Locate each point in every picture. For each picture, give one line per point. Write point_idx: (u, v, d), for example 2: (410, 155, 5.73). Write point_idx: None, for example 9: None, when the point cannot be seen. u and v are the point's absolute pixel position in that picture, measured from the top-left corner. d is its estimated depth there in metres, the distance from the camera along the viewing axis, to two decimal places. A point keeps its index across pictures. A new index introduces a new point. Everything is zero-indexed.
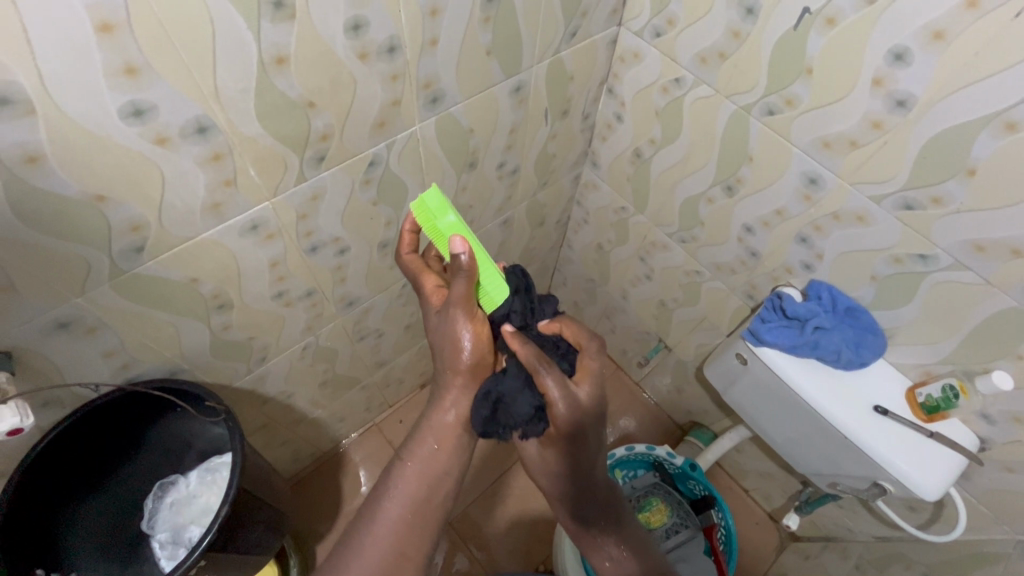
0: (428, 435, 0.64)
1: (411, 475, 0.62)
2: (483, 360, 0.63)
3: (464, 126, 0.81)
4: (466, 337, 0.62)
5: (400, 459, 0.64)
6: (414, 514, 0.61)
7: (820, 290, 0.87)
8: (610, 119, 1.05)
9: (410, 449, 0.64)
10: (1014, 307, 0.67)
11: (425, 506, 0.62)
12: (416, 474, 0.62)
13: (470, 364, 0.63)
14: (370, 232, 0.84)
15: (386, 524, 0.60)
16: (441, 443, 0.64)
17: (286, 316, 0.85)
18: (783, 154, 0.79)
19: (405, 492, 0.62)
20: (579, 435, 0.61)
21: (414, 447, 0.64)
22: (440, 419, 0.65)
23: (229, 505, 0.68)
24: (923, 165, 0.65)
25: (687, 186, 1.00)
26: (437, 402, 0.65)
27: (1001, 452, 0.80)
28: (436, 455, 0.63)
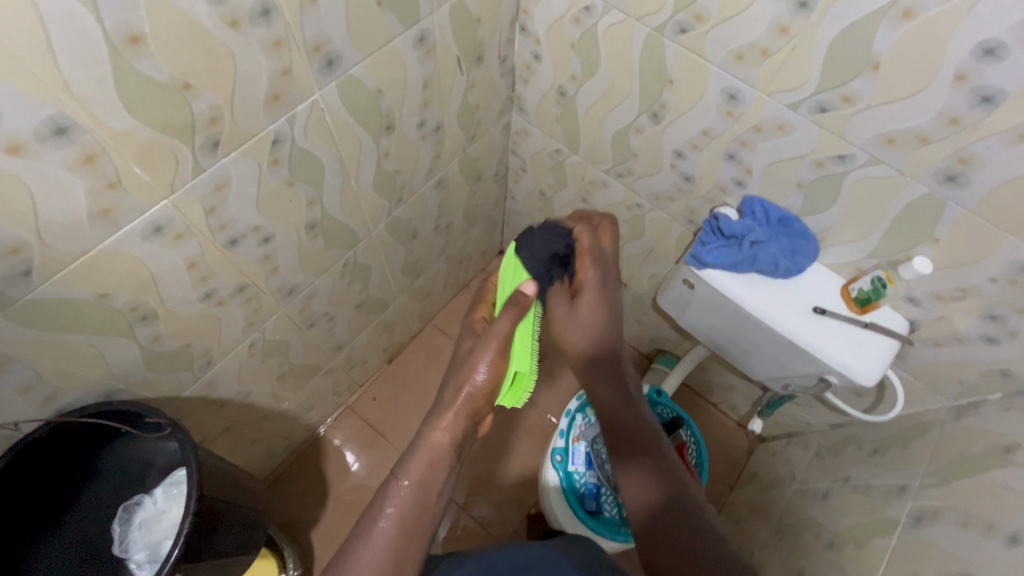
0: (419, 454, 0.61)
1: (403, 486, 0.59)
2: (493, 390, 0.62)
3: (371, 88, 0.76)
4: (482, 372, 0.61)
5: (394, 479, 0.60)
6: (406, 530, 0.58)
7: (750, 203, 0.89)
8: (528, 59, 1.01)
9: (404, 466, 0.61)
10: (927, 193, 0.69)
11: (417, 524, 0.59)
12: (406, 495, 0.59)
13: (483, 392, 0.61)
14: (292, 215, 0.79)
15: (378, 540, 0.56)
16: (434, 465, 0.61)
17: (221, 316, 0.82)
18: (700, 73, 0.78)
19: (394, 505, 0.58)
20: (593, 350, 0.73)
21: (409, 462, 0.61)
22: (433, 439, 0.61)
23: (192, 516, 0.66)
24: (830, 67, 0.65)
25: (615, 120, 0.98)
26: (432, 422, 0.62)
27: (928, 330, 0.86)
28: (421, 481, 0.60)
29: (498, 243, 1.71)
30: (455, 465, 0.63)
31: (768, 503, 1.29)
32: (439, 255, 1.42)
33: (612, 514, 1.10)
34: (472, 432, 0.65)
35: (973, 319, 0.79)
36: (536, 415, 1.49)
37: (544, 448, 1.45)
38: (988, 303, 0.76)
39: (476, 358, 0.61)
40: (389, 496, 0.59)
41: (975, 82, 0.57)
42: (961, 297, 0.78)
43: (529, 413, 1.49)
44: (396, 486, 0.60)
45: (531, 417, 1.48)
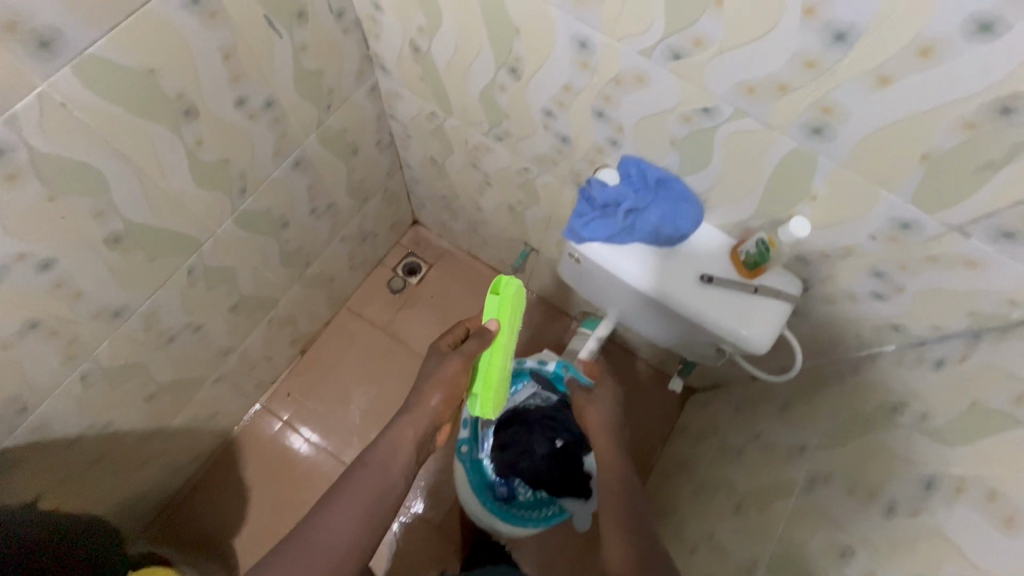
0: (385, 440, 0.77)
1: (369, 468, 0.75)
2: (456, 391, 0.82)
3: (135, 68, 0.61)
4: (451, 372, 0.80)
5: (363, 461, 0.75)
6: (363, 509, 0.71)
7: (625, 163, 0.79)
8: (370, 10, 0.85)
9: (371, 453, 0.76)
10: (796, 147, 0.60)
11: (372, 511, 0.71)
12: (370, 477, 0.74)
13: (448, 391, 0.81)
14: (73, 233, 0.66)
15: (342, 513, 0.69)
16: (401, 454, 0.77)
17: (16, 357, 0.70)
18: (544, 19, 0.65)
19: (353, 492, 0.72)
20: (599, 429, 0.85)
21: (374, 451, 0.76)
22: (404, 428, 0.79)
23: None
24: (672, 6, 0.54)
25: (476, 77, 0.85)
26: (403, 415, 0.80)
27: (820, 288, 0.80)
28: (386, 469, 0.75)
29: (407, 213, 1.58)
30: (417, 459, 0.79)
31: (692, 458, 1.28)
32: (330, 238, 1.29)
33: (527, 497, 1.07)
34: (435, 429, 0.84)
35: (860, 276, 0.73)
36: None
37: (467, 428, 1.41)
38: (872, 261, 0.69)
39: (439, 365, 0.81)
40: (356, 476, 0.74)
41: (826, 17, 0.46)
42: (847, 255, 0.71)
43: None
44: (365, 464, 0.75)
45: None
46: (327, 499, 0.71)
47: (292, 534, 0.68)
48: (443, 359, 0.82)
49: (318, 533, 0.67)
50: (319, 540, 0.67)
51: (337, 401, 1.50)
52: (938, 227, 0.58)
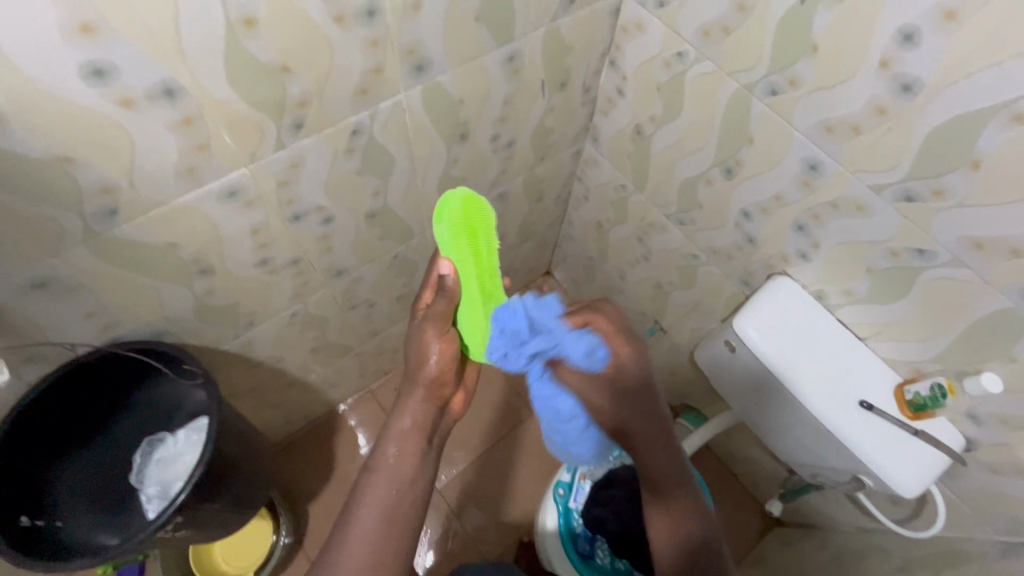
0: (391, 435, 0.67)
1: (378, 471, 0.64)
2: (445, 372, 0.70)
3: (454, 96, 0.78)
4: (436, 350, 0.69)
5: (369, 463, 0.65)
6: (384, 517, 0.62)
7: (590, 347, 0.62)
8: (612, 93, 1.01)
9: (376, 446, 0.67)
10: (1010, 308, 0.64)
11: (395, 517, 0.62)
12: (382, 478, 0.64)
13: (435, 374, 0.69)
14: (355, 202, 0.83)
15: (359, 528, 0.61)
16: (409, 446, 0.66)
17: (271, 283, 0.86)
18: (783, 137, 0.76)
19: (370, 503, 0.62)
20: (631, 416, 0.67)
21: (378, 448, 0.66)
22: (402, 412, 0.68)
23: (204, 466, 0.71)
24: (924, 156, 0.61)
25: (686, 167, 0.96)
26: (397, 408, 0.69)
27: (986, 453, 0.79)
28: (396, 466, 0.65)
29: (546, 264, 1.71)
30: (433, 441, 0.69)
31: None
32: None
33: (604, 562, 1.07)
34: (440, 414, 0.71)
35: None
36: (548, 443, 1.47)
37: (548, 479, 1.43)
38: None
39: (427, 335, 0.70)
40: (370, 480, 0.64)
41: None
42: None
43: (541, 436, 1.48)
44: (373, 468, 0.65)
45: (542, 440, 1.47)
46: (347, 513, 0.62)
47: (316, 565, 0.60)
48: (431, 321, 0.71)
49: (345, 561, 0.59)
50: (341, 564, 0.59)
51: None
52: None
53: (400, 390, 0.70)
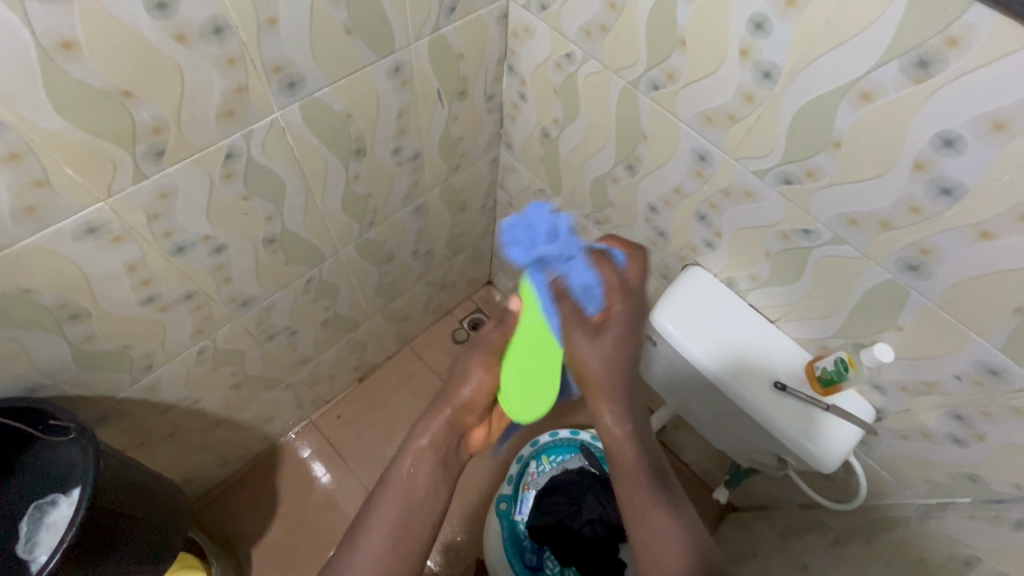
0: (407, 448, 0.68)
1: (392, 490, 0.65)
2: (475, 402, 0.72)
3: (339, 111, 0.76)
4: (473, 378, 0.71)
5: (384, 479, 0.67)
6: (391, 524, 0.62)
7: (591, 283, 0.59)
8: (515, 98, 1.01)
9: (395, 460, 0.68)
10: (889, 279, 0.66)
11: (403, 530, 0.63)
12: (400, 495, 0.65)
13: (465, 403, 0.71)
14: (247, 228, 0.79)
15: (374, 528, 0.62)
16: (422, 465, 0.67)
17: (165, 321, 0.81)
18: (672, 131, 0.77)
19: (386, 510, 0.64)
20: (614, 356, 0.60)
21: (396, 466, 0.67)
22: (424, 439, 0.69)
23: (77, 530, 0.66)
24: (794, 139, 0.63)
25: (593, 167, 0.97)
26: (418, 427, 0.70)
27: (895, 421, 0.81)
28: (416, 484, 0.66)
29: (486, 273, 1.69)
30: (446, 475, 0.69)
31: None
32: (418, 280, 1.40)
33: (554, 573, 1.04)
34: (459, 443, 0.72)
35: (940, 416, 0.74)
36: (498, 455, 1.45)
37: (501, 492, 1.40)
38: (954, 402, 0.71)
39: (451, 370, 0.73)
40: (383, 497, 0.65)
41: (935, 172, 0.53)
42: (927, 391, 0.73)
43: None
44: (386, 485, 0.66)
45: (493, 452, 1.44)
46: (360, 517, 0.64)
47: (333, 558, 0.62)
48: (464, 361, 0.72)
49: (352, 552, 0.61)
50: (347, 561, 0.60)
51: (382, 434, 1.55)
52: None
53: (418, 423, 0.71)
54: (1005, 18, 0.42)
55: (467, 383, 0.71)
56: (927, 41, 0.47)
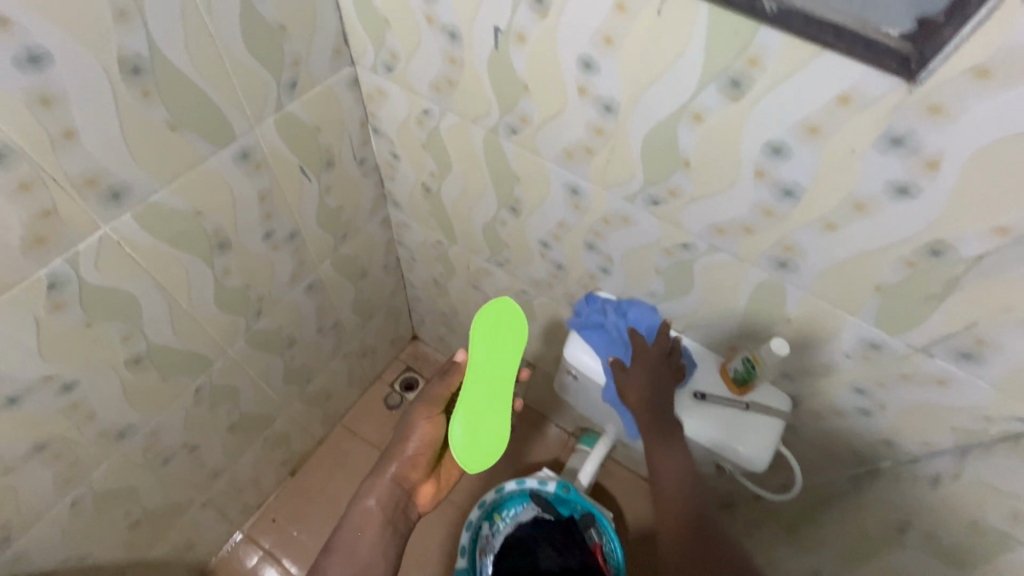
0: (353, 511, 0.79)
1: (337, 550, 0.76)
2: (417, 458, 0.80)
3: (184, 210, 0.69)
4: (416, 433, 0.80)
5: (336, 538, 0.78)
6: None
7: (642, 325, 0.84)
8: (388, 158, 0.99)
9: (343, 523, 0.79)
10: (767, 277, 0.68)
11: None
12: (347, 557, 0.75)
13: (409, 457, 0.80)
14: (100, 355, 0.70)
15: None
16: (367, 526, 0.77)
17: (14, 482, 0.69)
18: (541, 170, 0.77)
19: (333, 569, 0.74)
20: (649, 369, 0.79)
21: (345, 526, 0.78)
22: (369, 496, 0.79)
23: None
24: (648, 162, 0.64)
25: (479, 212, 0.96)
26: (366, 488, 0.80)
27: (810, 404, 0.83)
28: (359, 544, 0.76)
29: (408, 330, 1.63)
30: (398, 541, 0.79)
31: None
32: (332, 355, 1.32)
33: None
34: (409, 499, 0.81)
35: (845, 393, 0.77)
36: (453, 519, 1.36)
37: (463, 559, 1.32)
38: (853, 378, 0.74)
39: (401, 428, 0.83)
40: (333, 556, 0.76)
41: (775, 178, 0.56)
42: (827, 372, 0.76)
43: (447, 514, 1.37)
44: (336, 544, 0.77)
45: (449, 518, 1.36)
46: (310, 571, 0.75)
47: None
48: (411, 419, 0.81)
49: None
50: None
51: (326, 527, 1.42)
52: (905, 347, 0.64)
53: (367, 484, 0.80)
54: (790, 35, 0.44)
55: (408, 443, 0.80)
56: (732, 62, 0.49)
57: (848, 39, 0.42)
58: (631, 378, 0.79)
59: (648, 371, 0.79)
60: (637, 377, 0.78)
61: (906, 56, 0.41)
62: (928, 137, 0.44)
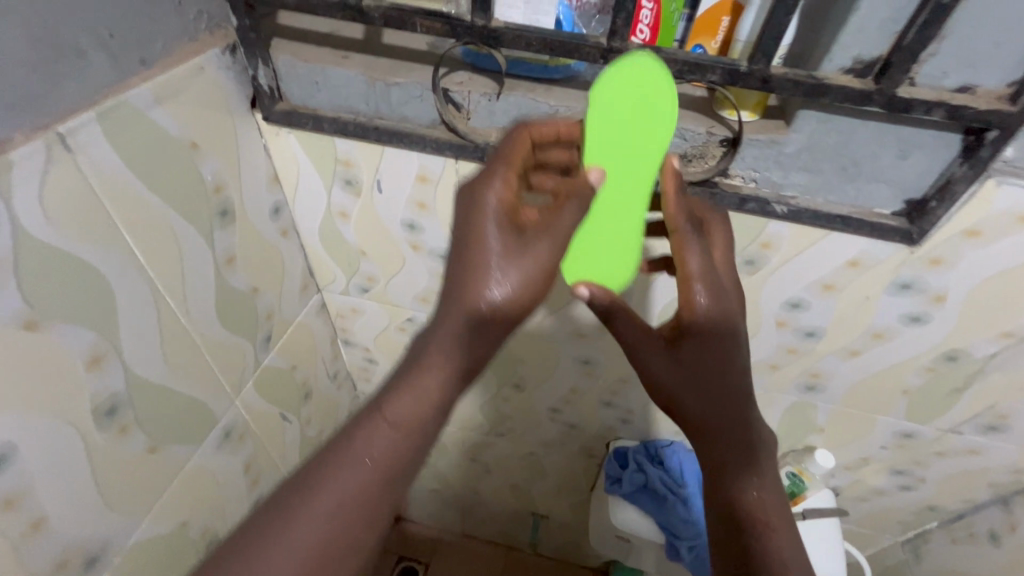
0: (409, 397, 0.41)
1: (364, 463, 0.39)
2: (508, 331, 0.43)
3: (167, 531, 0.56)
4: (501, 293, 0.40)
5: (377, 413, 0.40)
6: (329, 537, 0.37)
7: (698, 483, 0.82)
8: (363, 363, 0.91)
9: (394, 400, 0.40)
10: (796, 399, 0.70)
11: (358, 504, 0.38)
12: (408, 405, 0.40)
13: (480, 318, 0.41)
14: None
15: (322, 502, 0.37)
16: (399, 452, 0.39)
17: None
18: (547, 352, 0.75)
19: (348, 479, 0.38)
20: (683, 348, 0.46)
21: (393, 401, 0.40)
22: (461, 349, 0.41)
23: None
24: None
25: (475, 395, 0.91)
26: (422, 340, 0.43)
27: (852, 491, 0.85)
28: (410, 431, 0.40)
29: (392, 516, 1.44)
30: (444, 291, 0.42)
31: None
32: None
33: None
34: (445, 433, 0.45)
35: (884, 476, 0.79)
36: None
37: None
38: (890, 463, 0.77)
39: (479, 195, 0.41)
40: (362, 433, 0.39)
41: (795, 325, 0.60)
42: (864, 464, 0.78)
43: None
44: (381, 432, 0.39)
45: None
46: (273, 539, 0.36)
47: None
48: (531, 240, 0.41)
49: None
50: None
51: None
52: (936, 431, 0.68)
53: (441, 329, 0.42)
54: (800, 226, 0.49)
55: (502, 270, 0.40)
56: (745, 248, 0.53)
57: (856, 223, 0.47)
58: (671, 371, 0.46)
59: (697, 366, 0.45)
60: (665, 369, 0.47)
61: (908, 230, 0.46)
62: (932, 281, 0.50)
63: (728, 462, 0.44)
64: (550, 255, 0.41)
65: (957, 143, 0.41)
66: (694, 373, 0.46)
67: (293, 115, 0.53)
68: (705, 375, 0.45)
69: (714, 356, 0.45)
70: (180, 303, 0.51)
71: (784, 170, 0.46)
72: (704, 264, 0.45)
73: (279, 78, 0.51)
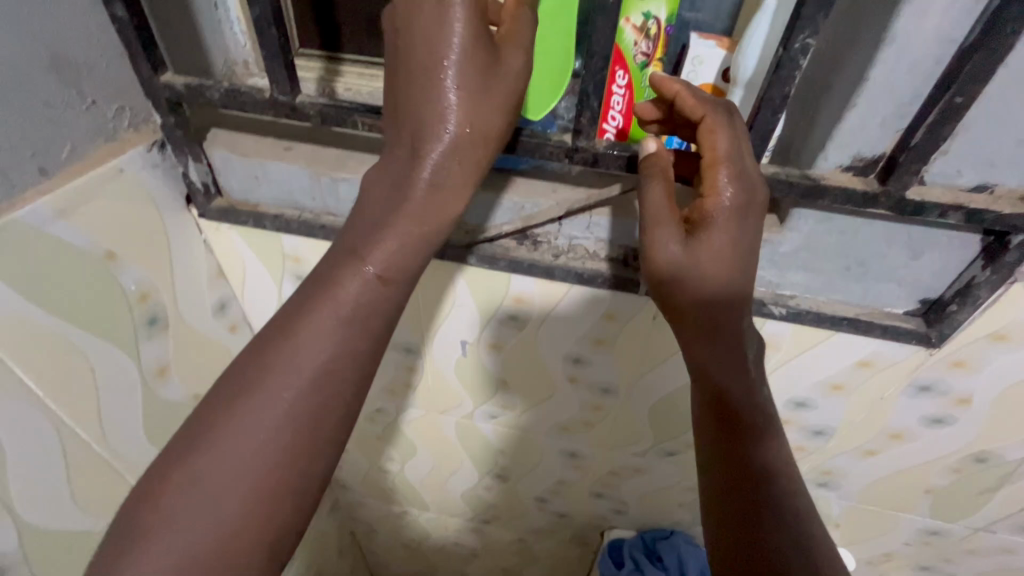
0: (394, 235, 0.32)
1: (343, 325, 0.31)
2: (480, 151, 0.32)
3: None
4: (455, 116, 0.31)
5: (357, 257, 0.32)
6: (302, 420, 0.29)
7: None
8: None
9: (378, 236, 0.32)
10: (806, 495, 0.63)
11: (343, 370, 0.30)
12: (396, 243, 0.32)
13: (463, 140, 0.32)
14: None
15: (294, 371, 0.30)
16: (370, 303, 0.31)
17: None
18: (529, 443, 0.68)
19: (329, 338, 0.30)
20: (712, 241, 0.33)
21: (376, 240, 0.32)
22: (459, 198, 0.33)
23: None
24: (657, 426, 0.59)
25: (455, 483, 0.82)
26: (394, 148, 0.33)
27: None
28: (397, 284, 0.32)
29: None
30: (393, 95, 0.32)
31: None
32: None
33: None
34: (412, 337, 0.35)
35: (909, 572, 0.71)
36: None
37: None
38: (915, 559, 0.69)
39: None
40: (338, 284, 0.31)
41: (801, 423, 0.53)
42: (886, 560, 0.70)
43: None
44: (362, 282, 0.31)
45: None
46: (231, 416, 0.29)
47: (117, 543, 0.27)
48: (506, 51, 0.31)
49: (186, 505, 0.28)
50: (144, 559, 0.27)
51: None
52: (965, 529, 0.61)
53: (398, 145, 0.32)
54: (802, 327, 0.43)
55: (462, 93, 0.31)
56: None
57: (864, 327, 0.41)
58: (695, 264, 0.34)
59: (726, 257, 0.34)
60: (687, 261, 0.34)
61: (926, 334, 0.41)
62: (956, 383, 0.44)
63: (716, 362, 0.36)
64: (521, 73, 0.32)
65: (975, 244, 0.36)
66: (716, 273, 0.34)
67: (231, 212, 0.47)
68: (728, 268, 0.34)
69: (727, 239, 0.34)
70: (94, 430, 0.45)
71: (780, 269, 0.41)
72: (735, 142, 0.32)
73: (216, 173, 0.46)
